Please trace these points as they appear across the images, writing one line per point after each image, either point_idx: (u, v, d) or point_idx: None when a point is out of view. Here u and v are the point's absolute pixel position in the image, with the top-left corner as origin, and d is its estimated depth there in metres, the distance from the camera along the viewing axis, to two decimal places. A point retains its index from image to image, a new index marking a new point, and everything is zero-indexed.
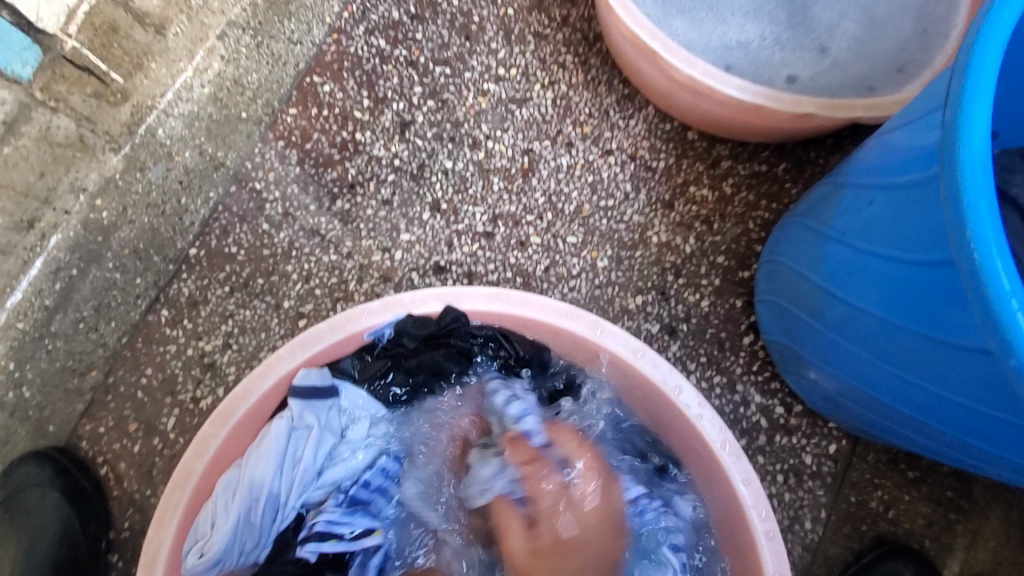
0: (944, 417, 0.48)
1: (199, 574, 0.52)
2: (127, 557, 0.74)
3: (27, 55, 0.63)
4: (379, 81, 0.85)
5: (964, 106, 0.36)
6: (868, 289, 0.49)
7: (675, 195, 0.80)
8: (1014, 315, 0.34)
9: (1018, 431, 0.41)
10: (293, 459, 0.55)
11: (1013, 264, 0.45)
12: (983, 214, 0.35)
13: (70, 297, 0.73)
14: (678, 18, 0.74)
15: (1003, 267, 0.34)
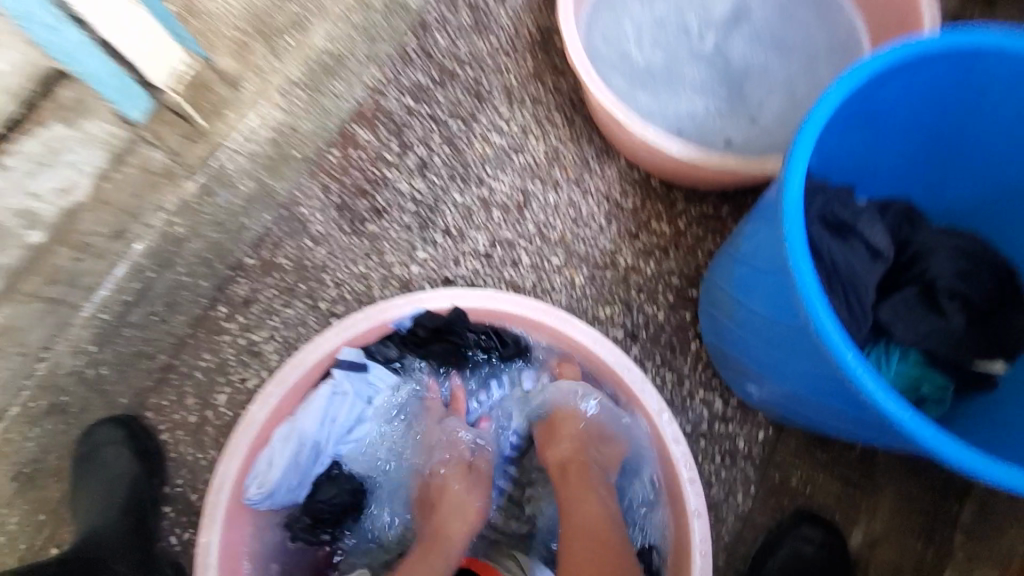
0: (811, 389, 0.65)
1: (257, 502, 0.70)
2: (179, 508, 0.87)
3: (139, 104, 0.86)
4: (406, 130, 1.06)
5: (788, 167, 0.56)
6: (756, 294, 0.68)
7: (640, 228, 0.99)
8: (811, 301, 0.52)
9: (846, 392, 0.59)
10: (332, 416, 0.73)
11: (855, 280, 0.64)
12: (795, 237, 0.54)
13: (146, 294, 0.94)
14: (642, 93, 0.96)
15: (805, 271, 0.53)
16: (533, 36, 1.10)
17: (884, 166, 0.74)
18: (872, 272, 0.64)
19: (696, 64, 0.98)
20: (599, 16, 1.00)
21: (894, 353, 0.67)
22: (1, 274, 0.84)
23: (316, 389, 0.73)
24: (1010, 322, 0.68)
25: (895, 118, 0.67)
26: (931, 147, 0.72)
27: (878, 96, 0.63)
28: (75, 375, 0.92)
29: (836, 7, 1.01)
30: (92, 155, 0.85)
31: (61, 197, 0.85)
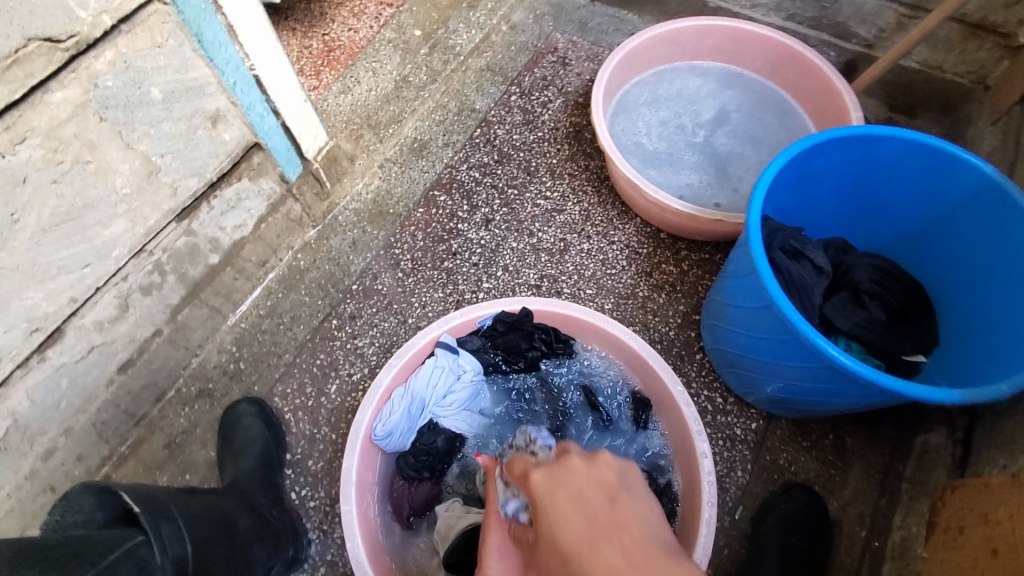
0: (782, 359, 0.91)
1: (380, 439, 0.96)
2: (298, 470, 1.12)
3: (295, 168, 1.21)
4: (474, 195, 1.41)
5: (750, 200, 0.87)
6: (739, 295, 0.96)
7: (653, 269, 1.30)
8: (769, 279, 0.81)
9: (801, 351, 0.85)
10: (434, 383, 0.99)
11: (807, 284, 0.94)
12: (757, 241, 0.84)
13: (277, 309, 1.24)
14: (652, 170, 1.34)
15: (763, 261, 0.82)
16: (568, 132, 1.49)
17: (825, 215, 1.06)
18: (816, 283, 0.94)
19: (692, 152, 1.36)
20: (620, 117, 1.40)
21: (841, 341, 0.94)
22: (191, 284, 1.11)
23: (424, 363, 1.01)
24: (919, 321, 0.96)
25: (825, 181, 1.00)
26: (857, 201, 1.03)
27: (812, 165, 0.95)
28: (219, 368, 1.18)
29: (792, 114, 1.39)
30: (259, 204, 1.17)
31: (236, 231, 1.15)
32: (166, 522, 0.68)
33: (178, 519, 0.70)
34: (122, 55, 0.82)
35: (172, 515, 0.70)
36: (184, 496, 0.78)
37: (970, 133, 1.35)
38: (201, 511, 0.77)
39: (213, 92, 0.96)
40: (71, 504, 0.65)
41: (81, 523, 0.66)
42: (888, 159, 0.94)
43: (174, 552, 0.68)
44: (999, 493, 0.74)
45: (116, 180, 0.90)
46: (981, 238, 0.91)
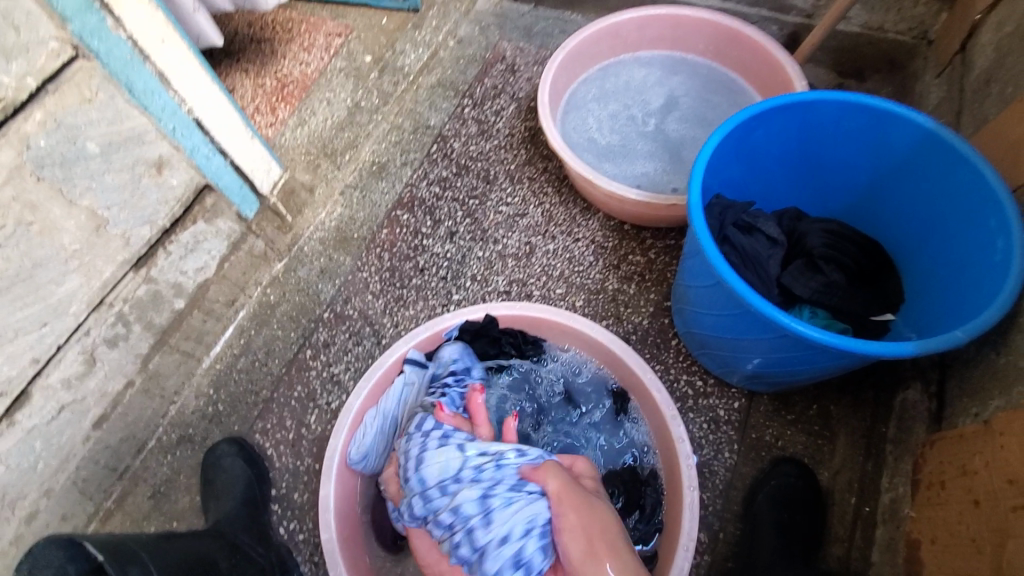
0: (743, 333, 0.91)
1: (356, 463, 0.95)
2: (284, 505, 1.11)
3: (251, 207, 1.22)
4: (436, 210, 1.41)
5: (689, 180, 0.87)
6: (692, 276, 0.96)
7: (620, 261, 1.30)
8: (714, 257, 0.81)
9: (758, 324, 0.85)
10: (404, 400, 0.99)
11: (761, 258, 0.94)
12: (698, 220, 0.84)
13: (250, 346, 1.24)
14: (607, 164, 1.34)
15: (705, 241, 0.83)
16: (524, 137, 1.50)
17: (772, 187, 1.07)
18: (771, 255, 0.94)
19: (644, 141, 1.37)
20: (570, 116, 1.41)
21: (805, 309, 0.94)
22: (157, 332, 1.12)
23: (393, 381, 1.00)
24: (880, 280, 0.96)
25: (767, 155, 1.00)
26: (803, 170, 1.04)
27: (751, 139, 0.96)
28: (198, 413, 1.18)
29: (741, 92, 1.39)
30: (219, 244, 1.18)
31: (198, 274, 1.16)
32: (136, 566, 0.66)
33: (148, 564, 0.67)
34: (51, 114, 0.83)
35: (142, 562, 0.67)
36: (158, 543, 0.75)
37: (918, 87, 1.35)
38: (175, 554, 0.75)
39: (152, 139, 0.98)
40: (38, 560, 0.61)
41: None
42: (828, 121, 0.94)
43: None
44: (972, 442, 0.72)
45: (62, 238, 0.91)
46: (932, 187, 0.91)
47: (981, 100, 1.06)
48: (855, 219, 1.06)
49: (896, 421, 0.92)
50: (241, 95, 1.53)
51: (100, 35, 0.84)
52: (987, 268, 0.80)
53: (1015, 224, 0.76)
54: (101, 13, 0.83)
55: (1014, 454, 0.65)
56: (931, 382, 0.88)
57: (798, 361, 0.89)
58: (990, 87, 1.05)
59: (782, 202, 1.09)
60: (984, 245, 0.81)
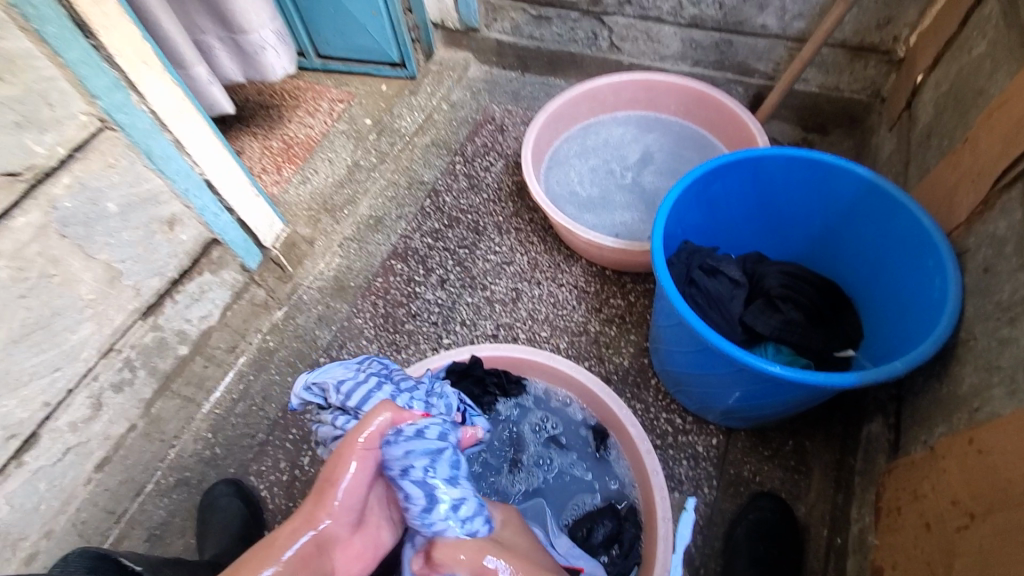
0: (707, 368, 0.97)
1: None
2: None
3: (254, 258, 1.31)
4: (429, 259, 1.50)
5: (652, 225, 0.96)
6: (661, 314, 1.04)
7: (602, 304, 1.37)
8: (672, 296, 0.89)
9: (717, 358, 0.92)
10: None
11: (724, 299, 1.01)
12: (659, 262, 0.92)
13: (248, 391, 1.30)
14: (587, 215, 1.44)
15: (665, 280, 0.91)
16: (511, 190, 1.60)
17: (735, 234, 1.15)
18: (734, 296, 1.01)
19: (622, 193, 1.47)
20: (553, 171, 1.52)
21: (769, 346, 1.00)
22: (161, 377, 1.18)
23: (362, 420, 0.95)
24: (839, 318, 1.02)
25: (727, 204, 1.10)
26: (762, 217, 1.13)
27: (710, 190, 1.05)
28: (196, 456, 1.23)
29: (712, 147, 1.50)
30: (223, 293, 1.25)
31: (202, 321, 1.23)
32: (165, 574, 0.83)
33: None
34: (78, 179, 0.94)
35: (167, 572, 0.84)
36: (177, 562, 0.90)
37: (874, 140, 1.46)
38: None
39: (167, 199, 1.08)
40: None
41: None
42: (779, 173, 1.04)
43: None
44: (921, 467, 0.77)
45: (79, 288, 0.99)
46: (878, 231, 0.99)
47: (923, 152, 1.16)
48: (816, 262, 1.13)
49: (863, 453, 0.97)
50: (250, 156, 1.65)
51: (125, 110, 0.96)
52: (927, 303, 0.87)
53: (947, 262, 0.83)
54: (127, 91, 0.96)
55: (955, 476, 0.70)
56: (890, 414, 0.92)
57: (761, 395, 0.94)
58: (931, 140, 1.15)
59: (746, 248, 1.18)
60: (924, 282, 0.88)
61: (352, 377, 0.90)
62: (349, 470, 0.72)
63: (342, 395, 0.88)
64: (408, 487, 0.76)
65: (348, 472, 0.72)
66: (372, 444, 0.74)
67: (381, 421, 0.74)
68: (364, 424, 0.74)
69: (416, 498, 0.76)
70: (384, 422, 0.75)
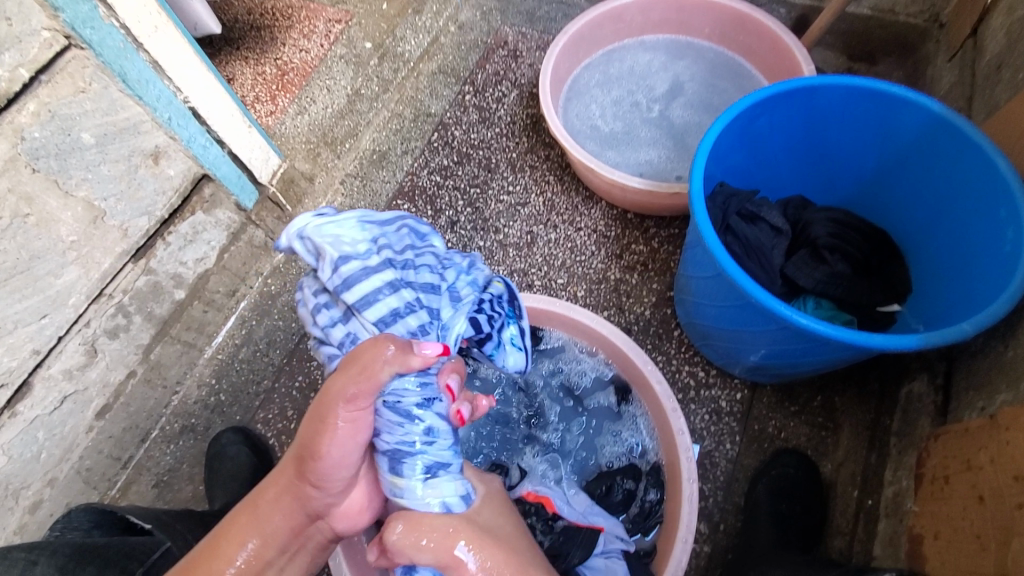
0: (740, 322, 0.90)
1: None
2: None
3: (250, 197, 1.20)
4: (437, 199, 1.40)
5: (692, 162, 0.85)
6: (692, 263, 0.96)
7: (623, 250, 1.28)
8: (712, 241, 0.81)
9: (752, 312, 0.85)
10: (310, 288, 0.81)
11: (765, 251, 0.93)
12: (698, 203, 0.83)
13: (252, 336, 1.25)
14: (609, 152, 1.32)
15: (704, 224, 0.82)
16: (526, 124, 1.47)
17: (776, 175, 1.05)
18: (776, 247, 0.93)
19: (648, 128, 1.35)
20: (572, 103, 1.38)
21: (809, 301, 0.92)
22: (157, 324, 1.11)
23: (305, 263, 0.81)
24: (885, 270, 0.95)
25: (772, 141, 0.99)
26: (808, 155, 1.02)
27: (756, 124, 0.94)
28: (200, 403, 1.20)
29: (748, 77, 1.36)
30: (218, 235, 1.16)
31: (198, 265, 1.15)
32: (178, 536, 0.79)
33: (188, 535, 0.81)
34: (45, 106, 0.83)
35: (179, 532, 0.80)
36: (187, 518, 0.86)
37: (929, 71, 1.31)
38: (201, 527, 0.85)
39: (148, 129, 0.97)
40: (72, 522, 0.75)
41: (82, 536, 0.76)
42: (835, 105, 0.93)
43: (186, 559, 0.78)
44: (977, 437, 0.75)
45: (59, 229, 0.91)
46: (942, 173, 0.89)
47: (992, 86, 1.04)
48: (861, 206, 1.04)
49: (901, 414, 0.95)
50: (241, 83, 1.51)
51: (92, 24, 0.83)
52: (996, 257, 0.79)
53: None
54: (92, 2, 0.83)
55: (1019, 449, 0.68)
56: (938, 373, 0.91)
57: (797, 353, 0.88)
58: (1001, 72, 1.02)
59: (786, 191, 1.08)
60: (993, 234, 0.80)
61: (364, 260, 0.77)
62: (332, 436, 0.65)
63: (340, 280, 0.76)
64: (428, 420, 0.71)
65: (335, 435, 0.65)
66: (351, 418, 0.65)
67: (382, 375, 0.64)
68: (342, 375, 0.64)
69: (427, 431, 0.71)
70: (428, 353, 0.67)
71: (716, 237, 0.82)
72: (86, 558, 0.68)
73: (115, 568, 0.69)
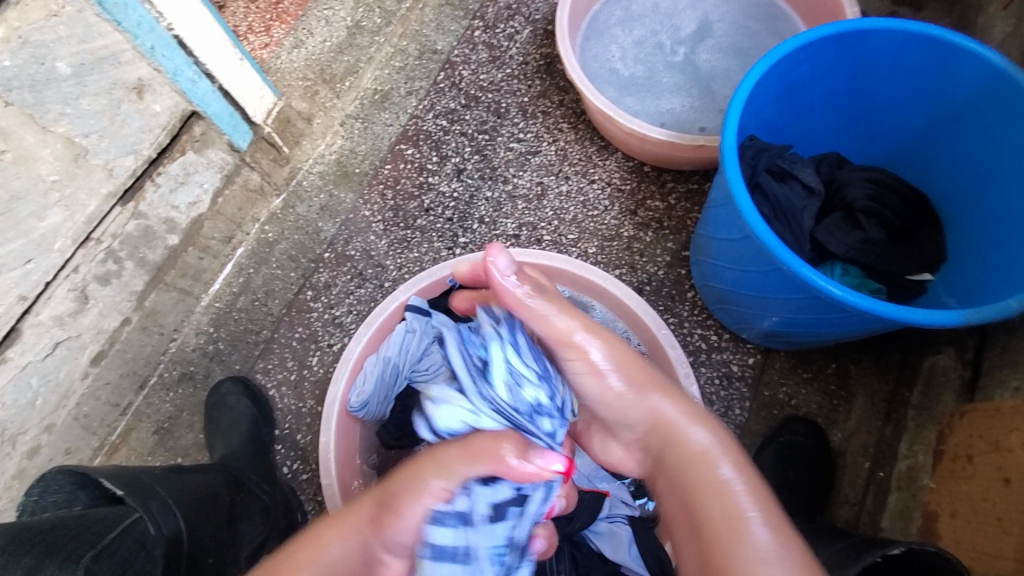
0: (761, 286, 0.86)
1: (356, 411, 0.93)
2: (286, 445, 1.13)
3: (244, 137, 1.13)
4: (443, 144, 1.31)
5: (727, 113, 0.77)
6: (716, 226, 0.90)
7: (638, 206, 1.22)
8: (743, 201, 0.75)
9: (775, 275, 0.80)
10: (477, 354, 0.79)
11: (796, 211, 0.87)
12: (731, 159, 0.76)
13: (249, 285, 1.19)
14: (628, 98, 1.23)
15: (735, 181, 0.75)
16: (539, 66, 1.37)
17: (811, 130, 0.97)
18: (808, 208, 0.87)
19: (671, 73, 1.25)
20: (591, 43, 1.28)
21: (836, 267, 0.87)
22: (149, 270, 1.07)
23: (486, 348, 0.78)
24: (919, 235, 0.89)
25: (812, 90, 0.90)
26: (849, 107, 0.94)
27: (797, 72, 0.86)
28: (198, 351, 1.16)
29: (783, 20, 1.25)
30: (211, 177, 1.09)
31: (191, 209, 1.09)
32: (155, 500, 0.70)
33: (166, 499, 0.71)
34: (14, 31, 0.75)
35: (159, 494, 0.71)
36: (172, 475, 0.78)
37: (984, 16, 1.19)
38: (191, 486, 0.78)
39: (130, 59, 0.88)
40: (49, 485, 0.69)
41: (63, 501, 0.70)
42: (887, 51, 0.84)
43: (168, 528, 0.70)
44: (1011, 418, 0.72)
45: (40, 167, 0.85)
46: (997, 132, 0.81)
47: None
48: (898, 166, 0.97)
49: (921, 386, 0.92)
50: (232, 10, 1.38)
51: None
52: None
53: None
54: None
55: None
56: (967, 348, 0.90)
57: (819, 323, 0.84)
58: None
59: (819, 148, 1.00)
60: None
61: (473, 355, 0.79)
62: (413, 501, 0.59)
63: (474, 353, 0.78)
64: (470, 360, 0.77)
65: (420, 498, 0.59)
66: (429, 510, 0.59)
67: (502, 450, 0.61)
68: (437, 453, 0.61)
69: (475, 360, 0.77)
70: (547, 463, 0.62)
71: (747, 196, 0.75)
72: (24, 548, 0.60)
73: (60, 556, 0.61)
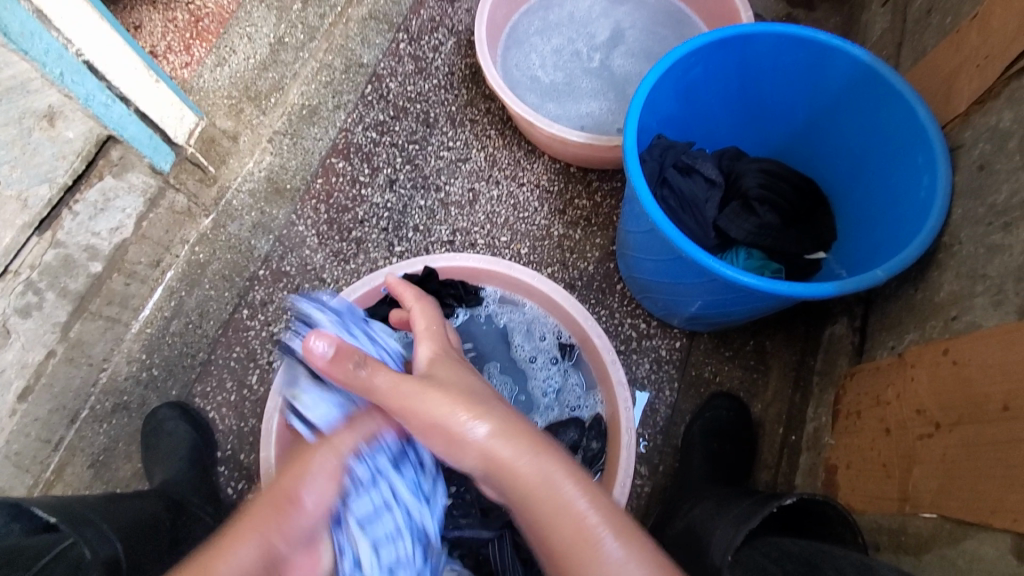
0: (674, 274, 0.92)
1: None
2: (230, 466, 1.12)
3: (166, 159, 1.11)
4: (374, 156, 1.33)
5: (626, 117, 0.84)
6: (631, 223, 0.96)
7: (566, 206, 1.28)
8: (646, 196, 0.81)
9: (683, 262, 0.87)
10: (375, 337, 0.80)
11: (700, 201, 0.94)
12: (632, 158, 0.82)
13: (182, 308, 1.17)
14: (550, 104, 1.29)
15: (637, 177, 0.82)
16: (465, 75, 1.40)
17: (713, 127, 1.05)
18: (711, 197, 0.95)
19: (589, 78, 1.31)
20: (511, 52, 1.33)
21: (740, 252, 0.95)
22: (73, 299, 1.04)
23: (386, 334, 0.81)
24: (810, 217, 0.98)
25: (708, 90, 0.98)
26: (743, 105, 1.02)
27: (691, 74, 0.93)
28: (131, 379, 1.13)
29: (689, 25, 1.34)
30: (133, 201, 1.08)
31: (114, 234, 1.07)
32: (89, 527, 0.69)
33: (102, 525, 0.71)
34: None
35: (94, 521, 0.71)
36: (106, 503, 0.77)
37: (865, 16, 1.32)
38: (127, 514, 0.77)
39: (38, 87, 0.87)
40: None
41: None
42: (767, 53, 0.92)
43: (104, 552, 0.69)
44: (887, 373, 0.82)
45: None
46: (867, 121, 0.91)
47: (922, 31, 1.06)
48: (792, 156, 1.06)
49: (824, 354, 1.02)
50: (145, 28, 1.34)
51: None
52: (913, 204, 0.83)
53: (938, 157, 0.79)
54: None
55: (920, 385, 0.75)
56: (855, 316, 0.98)
57: (727, 303, 0.92)
58: (931, 18, 1.04)
59: (723, 143, 1.08)
60: (911, 179, 0.84)
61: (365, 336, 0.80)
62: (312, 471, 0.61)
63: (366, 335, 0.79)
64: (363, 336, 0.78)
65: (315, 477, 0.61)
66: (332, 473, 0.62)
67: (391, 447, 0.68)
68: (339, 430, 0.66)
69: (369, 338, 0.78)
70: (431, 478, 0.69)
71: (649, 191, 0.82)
72: None
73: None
